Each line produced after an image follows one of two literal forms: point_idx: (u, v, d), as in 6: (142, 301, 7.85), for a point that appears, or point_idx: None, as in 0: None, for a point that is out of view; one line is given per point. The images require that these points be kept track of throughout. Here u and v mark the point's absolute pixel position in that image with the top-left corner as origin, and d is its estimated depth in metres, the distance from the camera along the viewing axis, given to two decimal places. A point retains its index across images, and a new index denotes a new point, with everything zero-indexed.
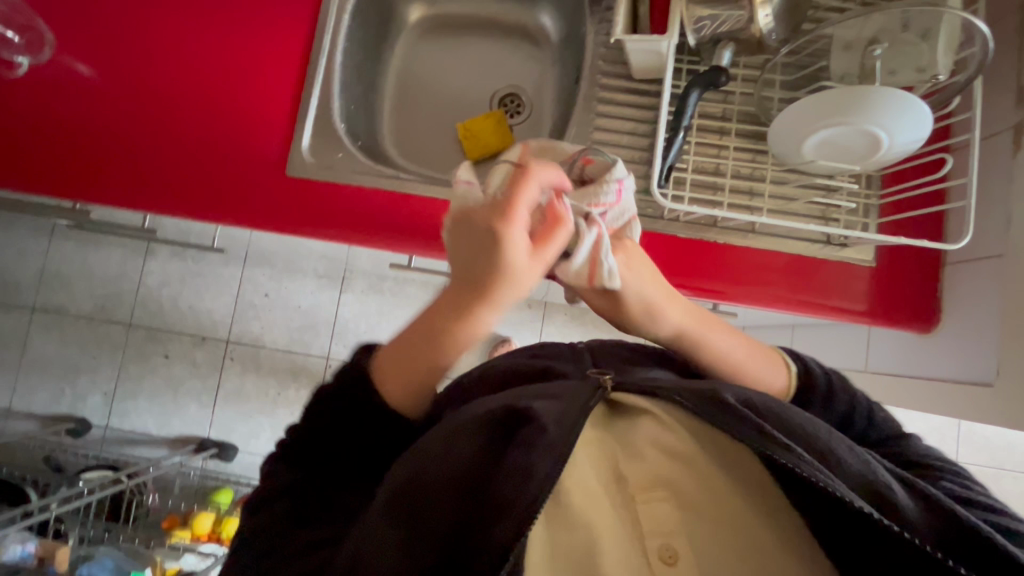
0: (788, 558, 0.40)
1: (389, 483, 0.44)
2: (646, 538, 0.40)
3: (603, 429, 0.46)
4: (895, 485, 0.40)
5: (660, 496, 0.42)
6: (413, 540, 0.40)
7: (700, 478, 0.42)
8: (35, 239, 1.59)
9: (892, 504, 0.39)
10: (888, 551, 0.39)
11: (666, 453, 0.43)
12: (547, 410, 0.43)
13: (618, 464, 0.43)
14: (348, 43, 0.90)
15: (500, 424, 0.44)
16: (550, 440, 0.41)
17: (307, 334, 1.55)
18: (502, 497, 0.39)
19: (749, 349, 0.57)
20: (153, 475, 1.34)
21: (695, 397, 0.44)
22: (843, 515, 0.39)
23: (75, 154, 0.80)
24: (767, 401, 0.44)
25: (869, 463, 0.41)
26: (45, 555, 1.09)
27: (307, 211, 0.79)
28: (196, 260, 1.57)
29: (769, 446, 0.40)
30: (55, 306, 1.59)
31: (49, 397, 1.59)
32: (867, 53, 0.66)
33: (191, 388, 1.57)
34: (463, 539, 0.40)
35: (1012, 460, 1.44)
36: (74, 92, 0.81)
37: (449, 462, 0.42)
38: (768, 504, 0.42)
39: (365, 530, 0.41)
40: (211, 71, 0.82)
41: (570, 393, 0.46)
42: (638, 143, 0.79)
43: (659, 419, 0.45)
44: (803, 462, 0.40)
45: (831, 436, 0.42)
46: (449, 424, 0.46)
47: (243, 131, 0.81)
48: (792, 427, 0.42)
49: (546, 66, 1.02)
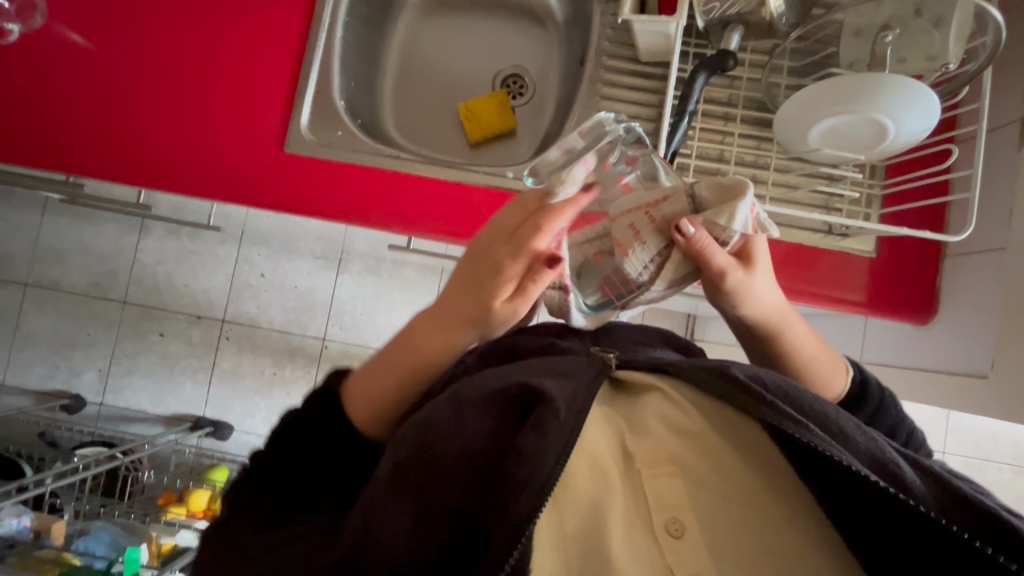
0: (793, 537, 0.40)
1: (393, 457, 0.43)
2: (653, 513, 0.40)
3: (609, 407, 0.46)
4: (903, 466, 0.40)
5: (668, 472, 0.41)
6: (417, 519, 0.40)
7: (710, 457, 0.42)
8: (28, 214, 1.57)
9: (908, 480, 0.39)
10: (898, 526, 0.39)
11: (675, 430, 0.43)
12: (558, 390, 0.43)
13: (624, 441, 0.43)
14: (348, 18, 0.88)
15: (510, 403, 0.43)
16: (563, 422, 0.40)
17: (303, 314, 1.55)
18: (515, 476, 0.39)
19: (818, 348, 0.57)
20: (148, 451, 1.33)
21: (706, 372, 0.44)
22: (855, 490, 0.39)
23: (68, 127, 0.78)
24: (778, 380, 0.44)
25: (876, 442, 0.41)
26: (41, 529, 1.08)
27: (307, 188, 0.78)
28: (192, 238, 1.56)
29: (781, 420, 0.40)
30: (49, 281, 1.57)
31: (43, 373, 1.58)
32: (878, 40, 0.65)
33: (187, 367, 1.57)
34: (470, 518, 0.40)
35: (1003, 453, 1.43)
36: (68, 62, 0.80)
37: (456, 438, 0.42)
38: (777, 491, 0.41)
39: (371, 503, 0.41)
40: (207, 43, 0.80)
41: (579, 370, 0.46)
42: (642, 127, 0.78)
43: (666, 395, 0.45)
44: (816, 436, 0.39)
45: (839, 415, 0.42)
46: (454, 398, 0.45)
47: (242, 106, 0.79)
48: (802, 406, 0.42)
49: (550, 46, 1.00)
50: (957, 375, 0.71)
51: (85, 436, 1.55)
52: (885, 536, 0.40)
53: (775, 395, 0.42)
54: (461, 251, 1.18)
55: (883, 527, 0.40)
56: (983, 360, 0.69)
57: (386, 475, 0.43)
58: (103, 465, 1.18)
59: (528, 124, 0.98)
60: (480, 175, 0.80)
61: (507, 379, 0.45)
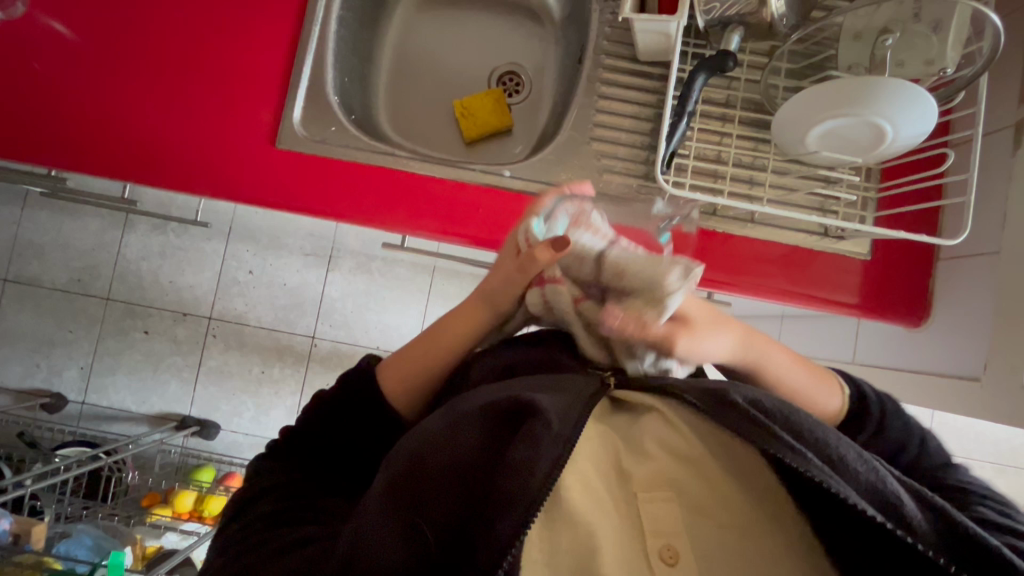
0: (787, 563, 0.40)
1: (386, 472, 0.43)
2: (648, 538, 0.39)
3: (605, 425, 0.45)
4: (906, 501, 0.39)
5: (663, 496, 0.41)
6: (410, 532, 0.40)
7: (707, 481, 0.41)
8: (7, 208, 1.53)
9: (909, 517, 0.38)
10: (888, 553, 0.40)
11: (672, 453, 0.43)
12: (553, 404, 0.42)
13: (621, 462, 0.42)
14: (343, 12, 0.86)
15: (503, 416, 0.42)
16: (555, 437, 0.40)
17: (292, 311, 1.52)
18: (505, 492, 0.38)
19: (803, 370, 0.56)
20: (132, 451, 1.31)
21: (705, 395, 0.43)
22: (850, 520, 0.39)
23: (51, 119, 0.76)
24: (779, 404, 0.43)
25: (879, 473, 0.40)
26: (20, 532, 1.04)
27: (294, 185, 0.76)
28: (178, 234, 1.52)
29: (782, 452, 0.39)
30: (29, 277, 1.53)
31: (23, 371, 1.54)
32: (878, 43, 0.65)
33: (172, 365, 1.54)
34: (462, 533, 0.40)
35: (980, 451, 1.45)
36: (47, 52, 0.77)
37: (450, 452, 0.41)
38: (770, 514, 0.41)
39: (364, 518, 0.41)
40: (195, 34, 0.78)
41: (575, 385, 0.45)
42: (640, 127, 0.79)
43: (664, 416, 0.44)
44: (814, 467, 0.39)
45: (841, 442, 0.41)
46: (448, 413, 0.45)
47: (230, 101, 0.77)
48: (803, 434, 0.41)
49: (547, 44, 0.99)
50: (943, 375, 0.73)
51: (66, 436, 1.52)
52: (872, 558, 0.40)
53: (775, 421, 0.42)
54: (452, 250, 1.18)
55: (875, 550, 0.40)
56: (973, 363, 0.70)
57: (380, 488, 0.42)
58: (84, 467, 1.15)
59: (524, 122, 0.97)
60: (477, 173, 0.79)
61: (503, 392, 0.45)
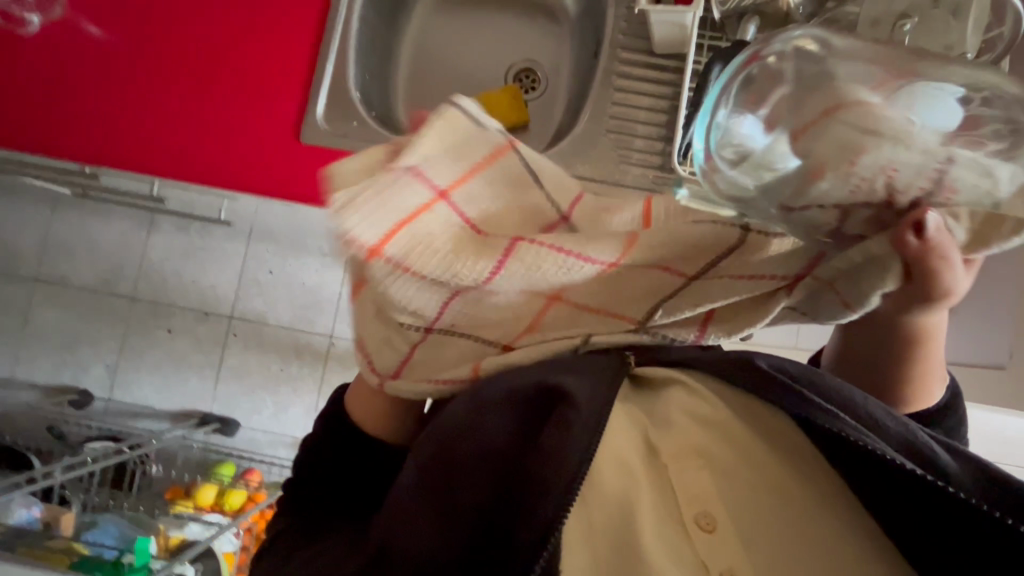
0: (827, 532, 0.39)
1: (417, 457, 0.43)
2: (683, 507, 0.40)
3: (629, 402, 0.43)
4: (937, 452, 0.40)
5: (694, 465, 0.41)
6: (445, 521, 0.40)
7: (739, 451, 0.41)
8: (38, 210, 1.58)
9: (940, 463, 0.39)
10: (934, 514, 0.39)
11: (699, 422, 0.42)
12: (580, 388, 0.41)
13: (648, 433, 0.42)
14: (363, 11, 0.88)
15: (529, 400, 0.41)
16: (585, 420, 0.40)
17: (311, 311, 1.54)
18: (539, 476, 0.39)
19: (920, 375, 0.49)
20: (155, 445, 1.33)
21: (730, 365, 0.44)
22: (887, 478, 0.39)
23: (89, 118, 0.79)
24: (803, 370, 0.44)
25: (907, 427, 0.41)
26: (50, 519, 1.08)
27: (318, 179, 0.79)
28: (201, 234, 1.56)
29: (813, 412, 0.40)
30: (59, 277, 1.58)
31: (51, 368, 1.59)
32: (897, 28, 0.64)
33: (194, 363, 1.57)
34: (498, 519, 0.40)
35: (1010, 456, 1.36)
36: (82, 53, 0.80)
37: (479, 439, 0.41)
38: (810, 481, 0.41)
39: (402, 498, 0.42)
40: (221, 33, 0.81)
41: (596, 366, 0.43)
42: (656, 118, 0.80)
43: (689, 388, 0.43)
44: (846, 425, 0.40)
45: (867, 402, 0.42)
46: (471, 397, 0.44)
47: (256, 97, 0.80)
48: (832, 396, 0.42)
49: (563, 41, 1.00)
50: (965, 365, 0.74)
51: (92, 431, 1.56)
52: (925, 522, 0.39)
53: (801, 384, 0.42)
54: None
55: (925, 514, 0.39)
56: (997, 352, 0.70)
57: (414, 475, 0.42)
58: (110, 459, 1.18)
59: (540, 118, 0.99)
60: None
61: (525, 375, 0.43)
